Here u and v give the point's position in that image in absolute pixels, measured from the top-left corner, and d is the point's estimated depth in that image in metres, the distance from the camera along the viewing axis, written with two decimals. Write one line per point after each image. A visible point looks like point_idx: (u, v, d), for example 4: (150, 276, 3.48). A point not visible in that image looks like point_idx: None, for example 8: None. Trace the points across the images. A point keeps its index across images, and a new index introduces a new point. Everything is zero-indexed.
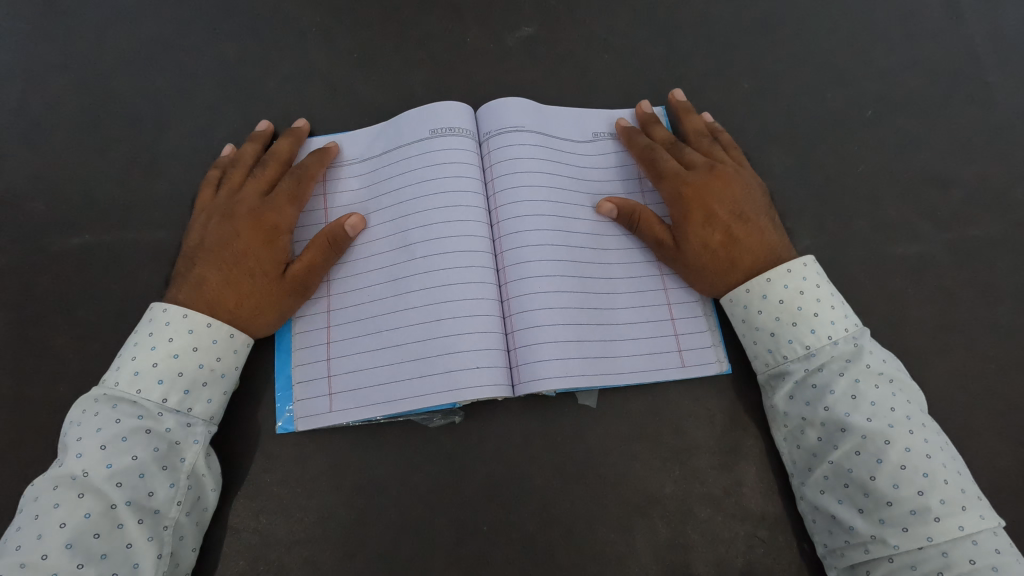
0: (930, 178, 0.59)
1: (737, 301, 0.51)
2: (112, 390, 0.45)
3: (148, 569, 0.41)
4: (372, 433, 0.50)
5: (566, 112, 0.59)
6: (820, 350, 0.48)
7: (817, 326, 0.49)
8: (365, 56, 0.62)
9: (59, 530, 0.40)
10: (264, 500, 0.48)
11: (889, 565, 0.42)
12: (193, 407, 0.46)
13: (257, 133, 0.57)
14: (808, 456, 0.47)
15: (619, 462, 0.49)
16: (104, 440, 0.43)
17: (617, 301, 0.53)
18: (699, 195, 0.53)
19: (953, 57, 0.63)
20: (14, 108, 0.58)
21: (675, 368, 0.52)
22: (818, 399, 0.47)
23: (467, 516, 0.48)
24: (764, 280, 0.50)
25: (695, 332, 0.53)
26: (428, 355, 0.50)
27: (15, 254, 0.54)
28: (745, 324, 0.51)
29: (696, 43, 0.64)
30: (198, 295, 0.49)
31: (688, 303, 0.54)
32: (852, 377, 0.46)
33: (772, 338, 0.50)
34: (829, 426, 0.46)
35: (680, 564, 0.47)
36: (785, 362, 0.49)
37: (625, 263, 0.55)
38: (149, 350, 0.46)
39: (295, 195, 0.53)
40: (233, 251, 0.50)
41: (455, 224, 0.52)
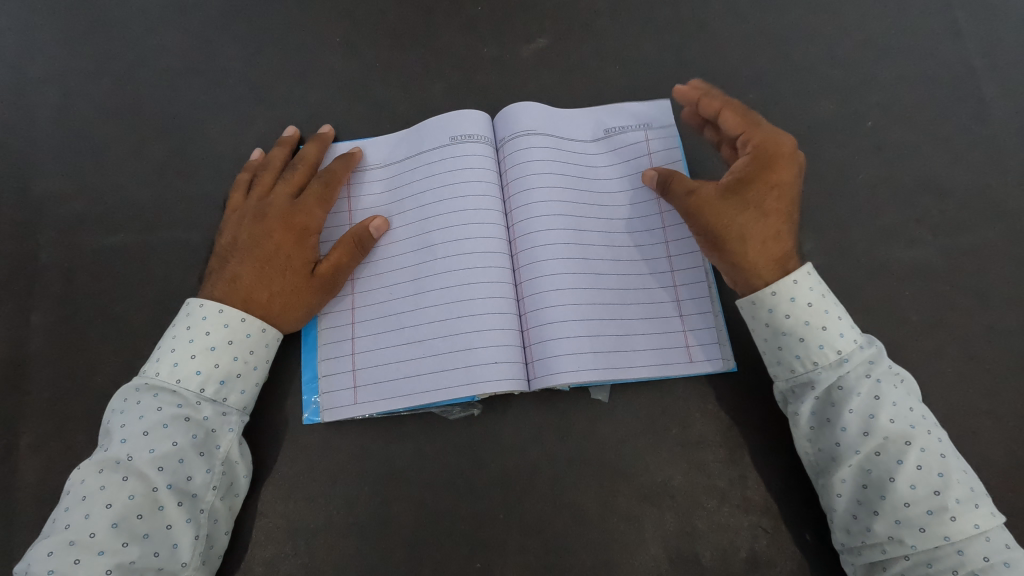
0: (928, 185, 0.61)
1: (762, 302, 0.51)
2: (153, 379, 0.48)
3: (186, 550, 0.44)
4: (393, 424, 0.52)
5: (579, 114, 0.62)
6: (850, 355, 0.49)
7: (843, 329, 0.49)
8: (386, 65, 0.64)
9: (106, 510, 0.42)
10: (291, 487, 0.51)
11: (904, 563, 0.44)
12: (228, 397, 0.49)
13: (285, 138, 0.60)
14: (827, 459, 0.47)
15: (629, 454, 0.52)
16: (146, 427, 0.46)
17: (628, 299, 0.56)
18: (778, 162, 0.53)
19: (951, 69, 0.66)
20: (48, 109, 0.61)
21: (683, 363, 0.54)
22: (844, 402, 0.47)
23: (483, 503, 0.50)
24: (791, 282, 0.50)
25: (703, 327, 0.55)
26: (449, 351, 0.52)
27: (54, 252, 0.56)
28: (770, 328, 0.51)
29: (704, 55, 0.67)
30: (232, 292, 0.51)
31: (696, 300, 0.56)
32: (876, 378, 0.48)
33: (800, 345, 0.50)
34: (855, 429, 0.46)
35: (688, 551, 0.50)
36: (816, 368, 0.49)
37: (636, 260, 0.57)
38: (188, 342, 0.49)
39: (324, 197, 0.55)
40: (265, 250, 0.52)
41: (482, 227, 0.55)
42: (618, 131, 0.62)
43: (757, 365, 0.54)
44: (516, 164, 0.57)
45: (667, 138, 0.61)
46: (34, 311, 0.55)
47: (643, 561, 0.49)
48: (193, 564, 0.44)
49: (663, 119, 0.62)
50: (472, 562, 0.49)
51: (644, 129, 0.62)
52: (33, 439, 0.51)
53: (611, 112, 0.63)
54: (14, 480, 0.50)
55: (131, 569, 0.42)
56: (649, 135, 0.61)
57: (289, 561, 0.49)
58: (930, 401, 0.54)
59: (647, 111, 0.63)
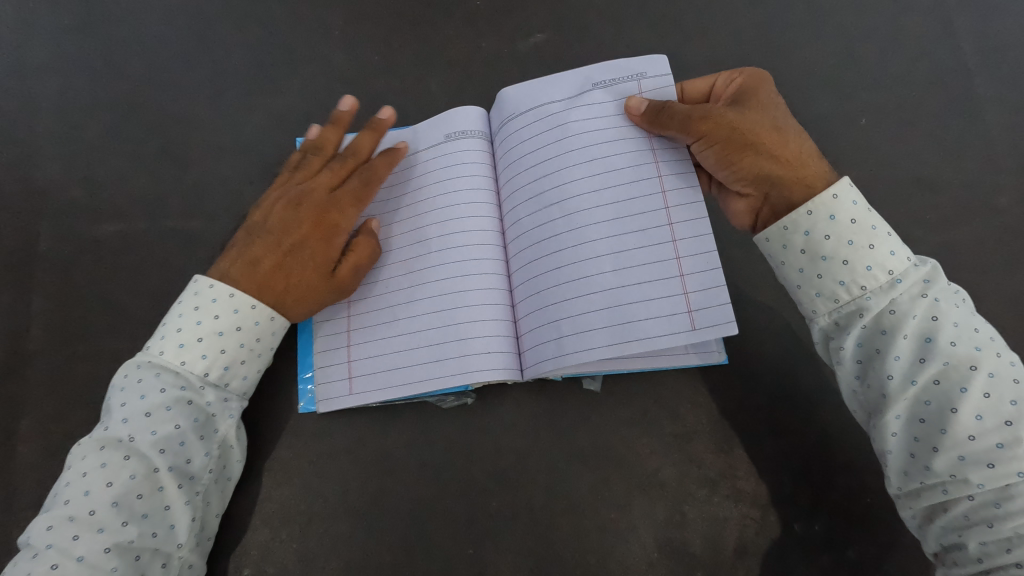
0: (922, 183, 0.62)
1: (796, 226, 0.48)
2: (157, 359, 0.48)
3: (183, 531, 0.44)
4: (388, 412, 0.53)
5: (567, 74, 0.58)
6: (904, 276, 0.45)
7: (892, 248, 0.46)
8: (385, 58, 0.65)
9: (106, 488, 0.43)
10: (286, 473, 0.52)
11: (967, 504, 0.41)
12: (231, 382, 0.50)
13: (340, 113, 0.57)
14: (879, 398, 0.45)
15: (620, 443, 0.52)
16: (148, 408, 0.46)
17: (623, 261, 0.51)
18: (758, 88, 0.54)
19: (946, 67, 0.66)
20: (49, 98, 0.62)
21: (683, 331, 0.49)
22: (897, 328, 0.44)
23: (475, 490, 0.51)
24: (830, 197, 0.47)
25: (708, 289, 0.49)
26: (441, 341, 0.53)
27: (55, 240, 0.57)
28: (806, 254, 0.48)
29: (701, 52, 0.67)
30: (250, 274, 0.51)
31: (699, 256, 0.50)
32: (933, 298, 0.44)
33: (844, 268, 0.46)
34: (909, 356, 0.43)
35: (678, 540, 0.50)
36: (865, 294, 0.46)
37: (635, 215, 0.52)
38: (194, 324, 0.49)
39: (359, 197, 0.54)
40: (289, 239, 0.53)
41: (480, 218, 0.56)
42: (610, 83, 0.56)
43: (748, 359, 0.55)
44: (513, 147, 0.57)
45: (661, 86, 0.55)
46: (34, 298, 0.55)
47: (633, 548, 0.50)
48: (188, 546, 0.45)
49: (656, 66, 0.56)
50: (465, 548, 0.50)
51: (636, 79, 0.56)
52: (33, 424, 0.51)
53: (602, 68, 0.57)
54: (13, 464, 0.50)
55: (128, 548, 0.42)
56: (642, 85, 0.56)
57: (283, 546, 0.50)
58: None
59: (635, 63, 0.57)
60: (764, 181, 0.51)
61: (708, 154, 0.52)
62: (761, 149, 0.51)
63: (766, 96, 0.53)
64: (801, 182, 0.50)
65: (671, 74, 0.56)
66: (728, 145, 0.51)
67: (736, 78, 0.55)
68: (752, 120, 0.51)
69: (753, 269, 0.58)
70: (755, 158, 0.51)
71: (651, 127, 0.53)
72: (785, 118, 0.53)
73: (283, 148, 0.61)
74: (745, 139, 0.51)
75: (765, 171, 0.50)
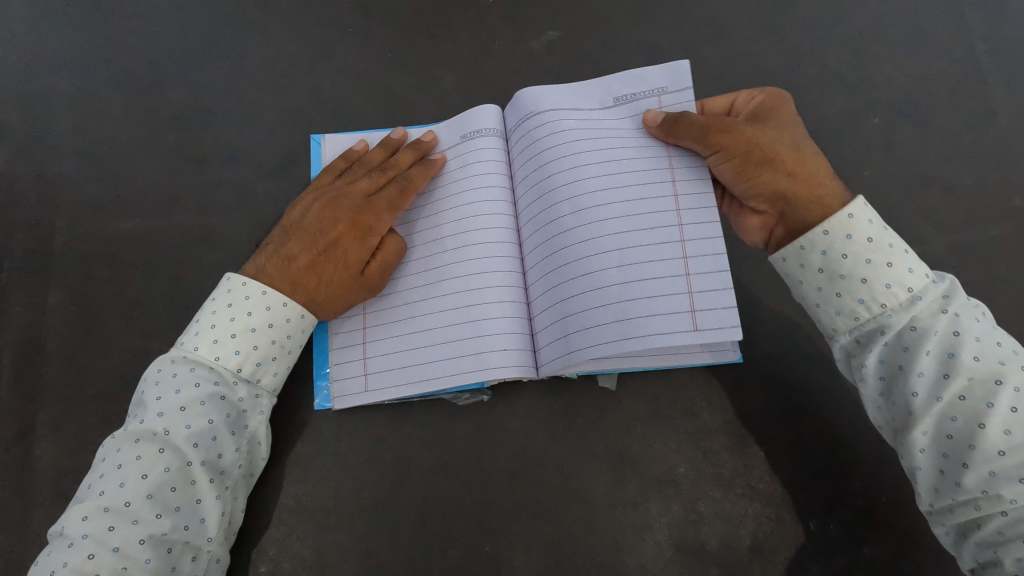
0: (935, 181, 0.62)
1: (812, 245, 0.48)
2: (192, 354, 0.48)
3: (213, 525, 0.45)
4: (404, 410, 0.53)
5: (588, 84, 0.57)
6: (924, 293, 0.45)
7: (909, 265, 0.46)
8: (399, 56, 0.65)
9: (141, 480, 0.43)
10: (302, 470, 0.52)
11: (1002, 520, 0.40)
12: (262, 378, 0.50)
13: (391, 139, 0.59)
14: (904, 414, 0.45)
15: (636, 441, 0.52)
16: (183, 402, 0.46)
17: (628, 259, 0.51)
18: (777, 109, 0.54)
19: (960, 66, 0.66)
20: (63, 94, 0.62)
21: (685, 330, 0.48)
22: (918, 344, 0.44)
23: (492, 487, 0.51)
24: (846, 217, 0.47)
25: (714, 290, 0.49)
26: (456, 339, 0.53)
27: (72, 235, 0.57)
28: (824, 274, 0.48)
29: (714, 50, 0.67)
30: (284, 272, 0.52)
31: (707, 257, 0.50)
32: (953, 313, 0.44)
33: (863, 287, 0.47)
34: (932, 373, 0.43)
35: (693, 538, 0.50)
36: (885, 311, 0.46)
37: (644, 215, 0.52)
38: (228, 320, 0.49)
39: (396, 204, 0.55)
40: (324, 239, 0.53)
41: (494, 217, 0.55)
42: (631, 98, 0.56)
43: (763, 357, 0.55)
44: (528, 147, 0.56)
45: (680, 102, 0.54)
46: (51, 293, 0.55)
47: (648, 545, 0.50)
48: (218, 540, 0.45)
49: (679, 81, 0.55)
50: (480, 546, 0.50)
51: (657, 93, 0.55)
52: (50, 419, 0.51)
53: (622, 78, 0.57)
54: (31, 459, 0.50)
55: (162, 540, 0.42)
56: (661, 102, 0.55)
57: (299, 543, 0.50)
58: None
59: (656, 74, 0.56)
60: (780, 199, 0.50)
61: (725, 168, 0.51)
62: (778, 167, 0.50)
63: (784, 115, 0.53)
64: (818, 202, 0.49)
65: (691, 91, 0.54)
66: (746, 160, 0.51)
67: (757, 96, 0.55)
68: (771, 137, 0.51)
69: (768, 267, 0.58)
70: (773, 176, 0.50)
71: (669, 138, 0.53)
72: (802, 139, 0.53)
73: (298, 144, 0.61)
74: (764, 156, 0.50)
75: (782, 189, 0.50)
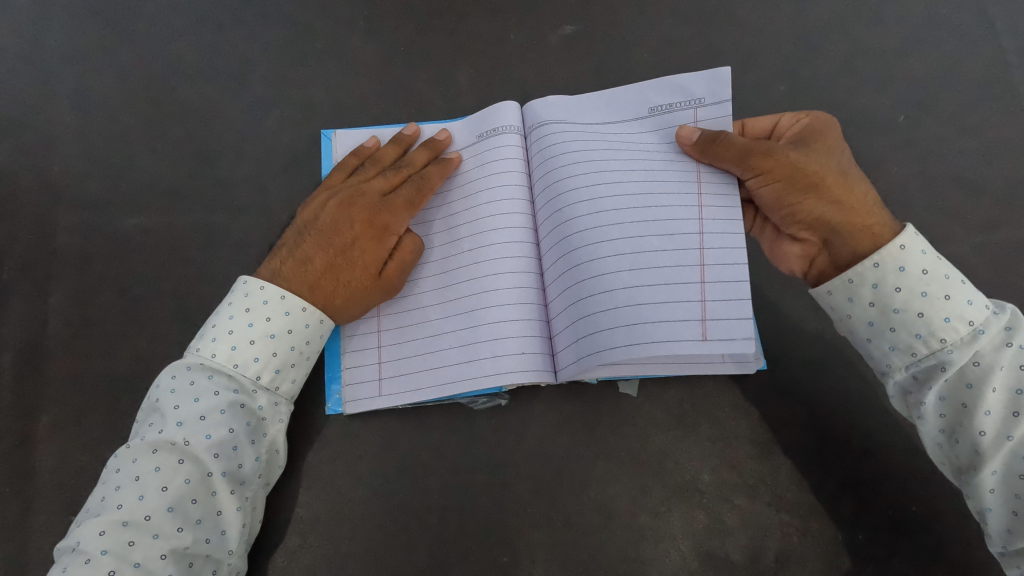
0: (962, 181, 0.60)
1: (863, 279, 0.46)
2: (209, 360, 0.46)
3: (234, 537, 0.43)
4: (419, 415, 0.51)
5: (622, 90, 0.55)
6: (985, 326, 0.44)
7: (968, 297, 0.45)
8: (412, 49, 0.63)
9: (161, 493, 0.41)
10: (314, 477, 0.50)
11: None
12: (281, 386, 0.48)
13: (403, 136, 0.57)
14: (971, 453, 0.44)
15: (659, 449, 0.51)
16: (202, 411, 0.44)
17: (641, 263, 0.49)
18: (823, 132, 0.51)
19: (987, 63, 0.64)
20: (64, 86, 0.60)
21: (694, 340, 0.47)
22: (983, 381, 0.43)
23: (510, 495, 0.49)
24: (898, 248, 0.45)
25: (730, 300, 0.48)
26: (466, 344, 0.52)
27: (75, 233, 0.55)
28: (876, 308, 0.46)
29: (735, 45, 0.65)
30: (300, 274, 0.50)
31: (726, 267, 0.48)
32: (1017, 346, 0.43)
33: (920, 321, 0.45)
34: (999, 412, 0.43)
35: (718, 548, 0.49)
36: (945, 346, 0.44)
37: (665, 221, 0.50)
38: (247, 326, 0.47)
39: (413, 203, 0.53)
40: (341, 240, 0.51)
41: (512, 217, 0.53)
42: (666, 108, 0.53)
43: (788, 363, 0.53)
44: (551, 145, 0.54)
45: (718, 116, 0.52)
46: (53, 294, 0.53)
47: (671, 556, 0.48)
48: (238, 552, 0.44)
49: (717, 92, 0.52)
50: (499, 556, 0.48)
51: (694, 105, 0.53)
52: (53, 424, 0.50)
53: (659, 85, 0.54)
54: (32, 465, 0.49)
55: (183, 554, 0.41)
56: (699, 115, 0.52)
57: (311, 553, 0.48)
58: None
59: (695, 83, 0.53)
60: (824, 228, 0.49)
61: (766, 193, 0.50)
62: (823, 193, 0.49)
63: (831, 139, 0.51)
64: (867, 233, 0.48)
65: (730, 104, 0.52)
66: (790, 186, 0.49)
67: (802, 118, 0.53)
68: (817, 163, 0.49)
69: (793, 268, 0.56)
70: (817, 202, 0.49)
71: (706, 159, 0.51)
72: (849, 163, 0.51)
73: (309, 140, 0.59)
74: (809, 181, 0.49)
75: (827, 218, 0.48)
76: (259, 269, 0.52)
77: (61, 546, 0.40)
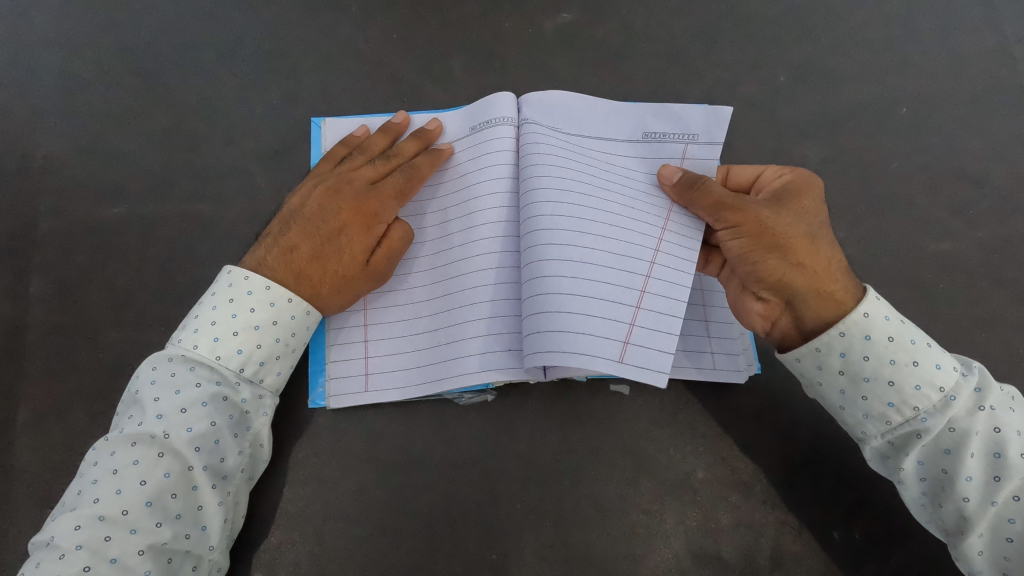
0: (966, 176, 0.59)
1: (830, 347, 0.44)
2: (191, 352, 0.45)
3: (215, 533, 0.42)
4: (406, 410, 0.50)
5: (622, 109, 0.55)
6: (957, 391, 0.42)
7: (936, 360, 0.43)
8: (404, 36, 0.62)
9: (139, 487, 0.40)
10: (297, 472, 0.48)
11: None
12: (265, 378, 0.47)
13: (392, 124, 0.56)
14: (956, 518, 0.42)
15: (651, 445, 0.50)
16: (183, 403, 0.43)
17: (586, 275, 0.47)
18: (802, 192, 0.49)
19: (993, 55, 0.63)
20: (49, 71, 0.59)
21: (609, 360, 0.45)
22: (961, 446, 0.41)
23: (498, 492, 0.48)
24: (862, 316, 0.44)
25: (658, 333, 0.46)
26: (433, 345, 0.51)
27: (57, 220, 0.54)
28: (845, 376, 0.44)
29: (736, 36, 0.64)
30: (286, 263, 0.49)
31: (664, 300, 0.47)
32: (990, 408, 0.42)
33: (891, 389, 0.43)
34: (981, 476, 0.41)
35: (712, 548, 0.47)
36: (919, 415, 0.43)
37: (626, 234, 0.49)
38: (230, 317, 0.46)
39: (403, 192, 0.52)
40: (328, 227, 0.50)
41: (495, 226, 0.53)
42: (660, 137, 0.54)
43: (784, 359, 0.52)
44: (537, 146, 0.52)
45: (709, 154, 0.53)
46: (34, 281, 0.52)
47: (663, 554, 0.47)
48: (220, 548, 0.43)
49: (712, 132, 0.53)
50: (487, 555, 0.46)
51: (686, 140, 0.53)
52: (31, 414, 0.48)
53: (658, 112, 0.54)
54: (8, 456, 0.47)
55: (162, 550, 0.40)
56: (688, 150, 0.53)
57: (293, 549, 0.47)
58: None
59: (694, 118, 0.53)
60: (787, 288, 0.47)
61: (733, 246, 0.48)
62: (789, 255, 0.47)
63: (808, 201, 0.49)
64: (829, 298, 0.46)
65: (720, 147, 0.53)
66: (757, 242, 0.47)
67: (786, 174, 0.51)
68: (786, 223, 0.47)
69: None
70: (781, 264, 0.46)
71: (682, 202, 0.50)
72: (823, 228, 0.49)
73: (298, 127, 0.58)
74: (775, 242, 0.47)
75: (790, 280, 0.46)
76: (244, 258, 0.50)
77: (35, 540, 0.39)
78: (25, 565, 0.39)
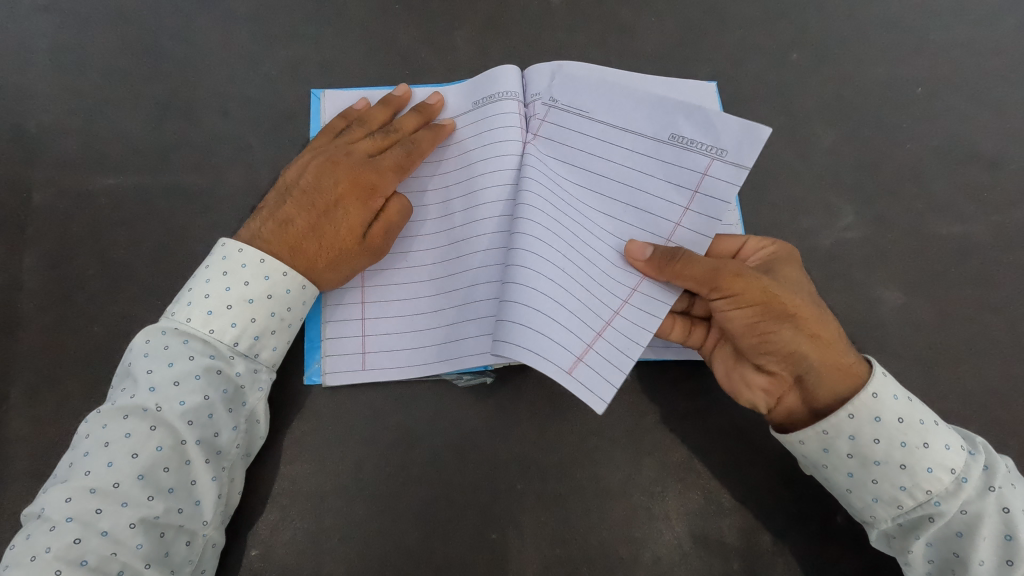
0: (982, 157, 0.58)
1: (838, 430, 0.42)
2: (184, 325, 0.45)
3: (209, 508, 0.41)
4: (404, 388, 0.49)
5: (654, 106, 0.51)
6: (967, 473, 0.40)
7: (945, 439, 0.41)
8: (406, 10, 0.60)
9: (131, 461, 0.40)
10: (294, 449, 0.48)
11: None
12: (260, 353, 0.46)
13: (393, 97, 0.54)
14: None
15: (653, 428, 0.49)
16: (176, 376, 0.42)
17: (554, 279, 0.44)
18: (780, 264, 0.47)
19: (1011, 33, 0.61)
20: (43, 38, 0.58)
21: (555, 369, 0.41)
22: (973, 530, 0.40)
23: (497, 471, 0.47)
24: (870, 396, 0.42)
25: (610, 364, 0.43)
26: (432, 325, 0.51)
27: (52, 193, 0.53)
28: (854, 461, 0.42)
29: (744, 12, 0.63)
30: (281, 236, 0.48)
31: (631, 333, 0.44)
32: (1001, 490, 0.40)
33: (902, 473, 0.41)
34: (992, 560, 0.39)
35: (715, 532, 0.46)
36: (931, 498, 0.40)
37: (598, 253, 0.47)
38: (224, 290, 0.45)
39: (401, 165, 0.51)
40: (325, 199, 0.49)
41: (493, 206, 0.52)
42: (686, 143, 0.49)
43: None
44: (560, 133, 0.52)
45: (732, 176, 0.47)
46: (26, 253, 0.51)
47: (666, 536, 0.46)
48: (214, 523, 0.42)
49: (742, 153, 0.47)
50: (486, 535, 0.46)
51: (713, 155, 0.48)
52: (24, 388, 0.48)
53: (690, 113, 0.49)
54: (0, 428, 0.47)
55: (154, 524, 0.39)
56: (712, 166, 0.48)
57: (290, 526, 0.46)
58: (982, 380, 0.50)
59: (724, 129, 0.48)
60: (800, 364, 0.43)
61: (737, 316, 0.45)
62: (797, 324, 0.44)
63: (792, 271, 0.47)
64: (838, 370, 0.43)
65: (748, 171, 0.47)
66: (763, 313, 0.44)
67: (767, 246, 0.49)
68: (789, 291, 0.44)
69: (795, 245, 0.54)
70: (792, 334, 0.44)
71: (663, 275, 0.45)
72: (813, 297, 0.46)
73: (298, 100, 0.57)
74: (783, 311, 0.44)
75: (801, 352, 0.43)
76: (239, 232, 0.49)
77: (26, 512, 0.39)
78: (15, 537, 0.38)
